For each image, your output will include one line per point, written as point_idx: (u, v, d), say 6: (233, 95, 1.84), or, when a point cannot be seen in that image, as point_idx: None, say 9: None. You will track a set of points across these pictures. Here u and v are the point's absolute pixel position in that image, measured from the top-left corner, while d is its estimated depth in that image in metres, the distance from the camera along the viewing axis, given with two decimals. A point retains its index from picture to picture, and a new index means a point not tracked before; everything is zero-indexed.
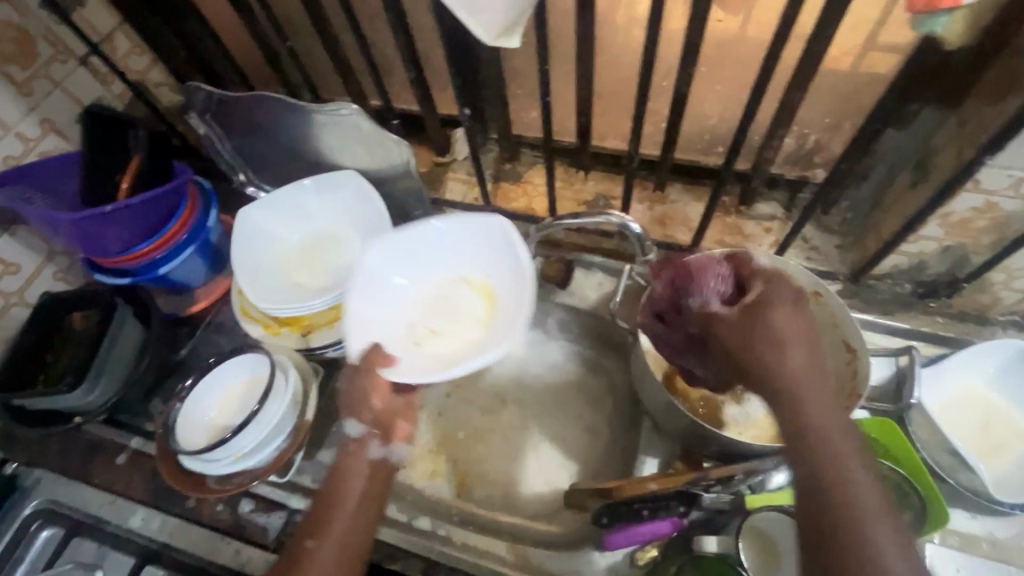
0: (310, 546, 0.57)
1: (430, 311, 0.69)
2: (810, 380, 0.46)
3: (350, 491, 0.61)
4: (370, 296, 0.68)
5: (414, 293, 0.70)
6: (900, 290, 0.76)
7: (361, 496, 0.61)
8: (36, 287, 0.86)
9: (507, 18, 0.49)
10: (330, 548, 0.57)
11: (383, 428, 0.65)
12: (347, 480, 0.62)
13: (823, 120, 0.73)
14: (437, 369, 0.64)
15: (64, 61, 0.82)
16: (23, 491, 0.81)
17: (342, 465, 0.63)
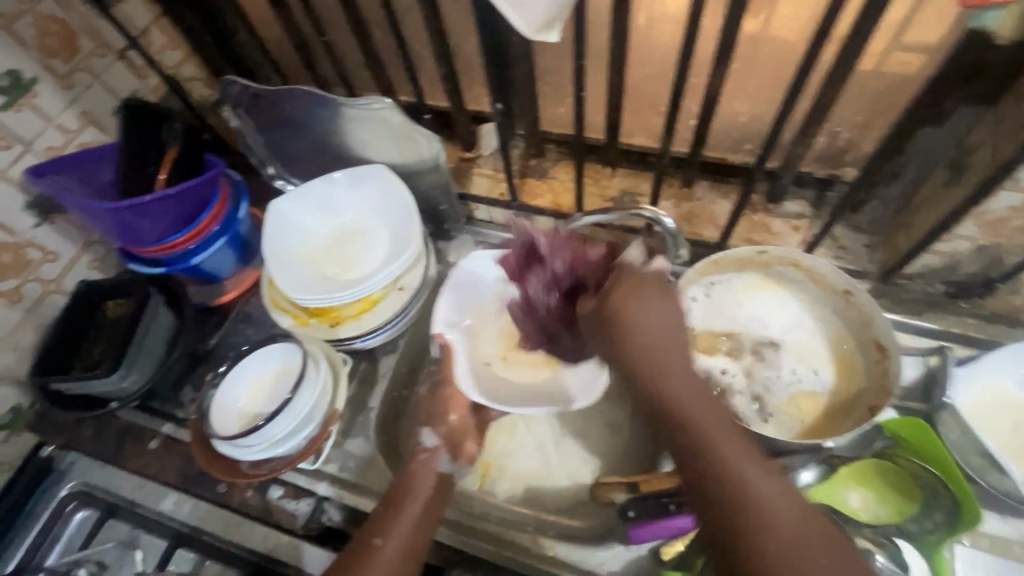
0: (379, 543, 0.62)
1: (506, 341, 0.83)
2: (671, 362, 0.59)
3: (413, 497, 0.68)
4: (459, 318, 0.81)
5: (495, 320, 0.84)
6: (930, 290, 0.75)
7: (426, 501, 0.68)
8: (72, 275, 0.88)
9: (548, 12, 0.49)
10: (396, 543, 0.63)
11: (452, 445, 0.75)
12: (415, 481, 0.70)
13: (855, 118, 0.73)
14: (500, 396, 0.77)
15: (102, 55, 0.84)
16: (59, 473, 0.84)
17: (412, 470, 0.71)
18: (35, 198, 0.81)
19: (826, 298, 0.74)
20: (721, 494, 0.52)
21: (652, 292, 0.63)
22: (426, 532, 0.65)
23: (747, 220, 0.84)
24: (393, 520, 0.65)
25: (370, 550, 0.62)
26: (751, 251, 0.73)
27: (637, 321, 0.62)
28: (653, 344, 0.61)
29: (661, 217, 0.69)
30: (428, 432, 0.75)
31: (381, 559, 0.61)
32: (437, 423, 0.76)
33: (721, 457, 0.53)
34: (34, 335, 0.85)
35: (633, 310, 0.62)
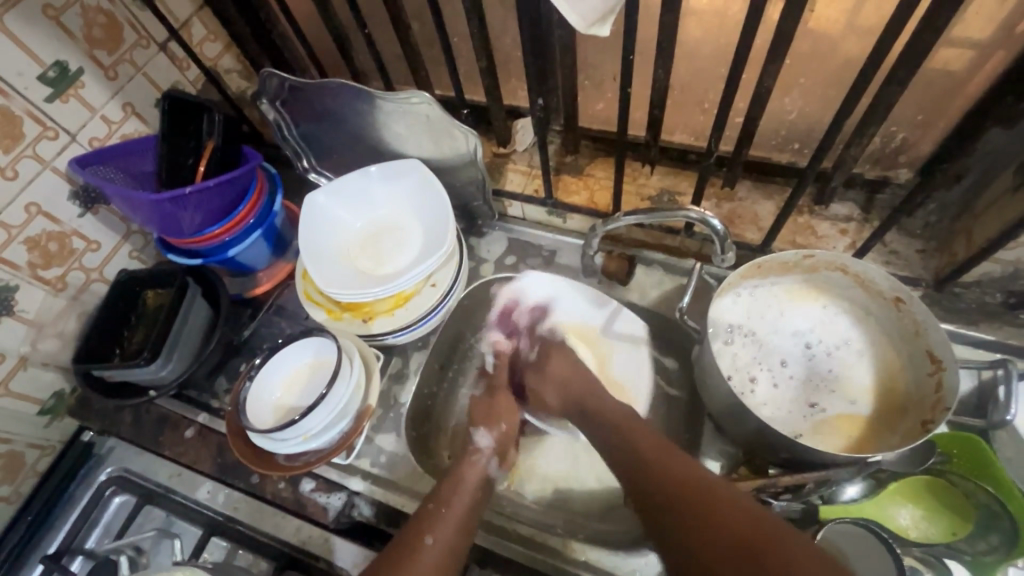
0: (428, 543, 0.60)
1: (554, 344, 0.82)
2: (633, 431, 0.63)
3: (458, 496, 0.66)
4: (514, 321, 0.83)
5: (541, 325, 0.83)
6: (989, 299, 0.71)
7: (470, 502, 0.66)
8: (113, 264, 0.89)
9: (603, 4, 0.48)
10: (444, 545, 0.61)
11: (501, 450, 0.74)
12: (462, 488, 0.67)
13: (914, 118, 0.70)
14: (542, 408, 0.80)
15: (146, 46, 0.84)
16: (98, 458, 0.86)
17: (459, 471, 0.69)
18: (79, 188, 0.82)
19: (875, 306, 0.71)
20: (665, 510, 0.55)
21: (562, 353, 0.78)
22: (468, 534, 0.63)
23: (791, 222, 0.81)
24: (440, 520, 0.63)
25: (417, 548, 0.60)
26: (796, 255, 0.70)
27: (563, 373, 0.75)
28: (583, 387, 0.72)
29: (708, 217, 0.66)
30: (482, 432, 0.74)
31: (429, 559, 0.59)
32: (493, 425, 0.74)
33: (660, 473, 0.58)
34: (76, 322, 0.86)
35: (551, 366, 0.76)
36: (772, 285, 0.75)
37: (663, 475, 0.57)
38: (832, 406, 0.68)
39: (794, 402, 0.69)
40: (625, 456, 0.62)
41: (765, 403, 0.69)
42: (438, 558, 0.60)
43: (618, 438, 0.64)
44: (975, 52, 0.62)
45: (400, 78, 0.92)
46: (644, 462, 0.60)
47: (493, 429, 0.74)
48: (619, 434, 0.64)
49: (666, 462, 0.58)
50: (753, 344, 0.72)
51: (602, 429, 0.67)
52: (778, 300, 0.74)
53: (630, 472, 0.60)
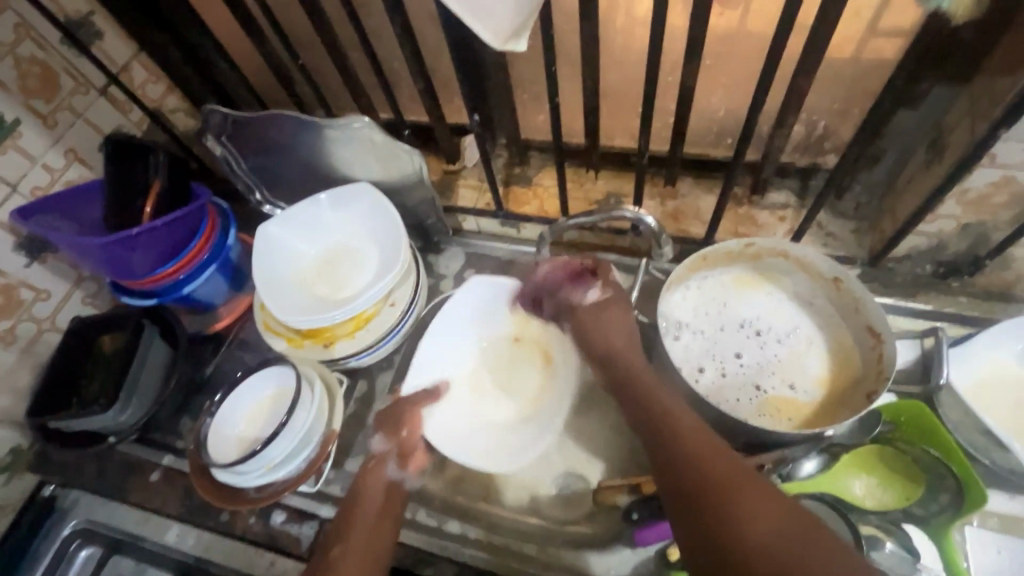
0: (336, 554, 0.63)
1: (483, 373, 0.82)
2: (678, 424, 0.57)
3: (368, 502, 0.69)
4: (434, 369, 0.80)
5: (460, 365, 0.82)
6: (920, 271, 0.75)
7: (377, 510, 0.68)
8: (66, 312, 0.88)
9: (515, 21, 0.49)
10: (354, 552, 0.63)
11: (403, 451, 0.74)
12: (368, 492, 0.69)
13: (832, 106, 0.74)
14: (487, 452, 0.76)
15: (84, 92, 0.84)
16: (61, 512, 0.84)
17: (361, 483, 0.71)
18: (24, 238, 0.81)
19: (819, 287, 0.74)
20: (688, 500, 0.51)
21: (619, 312, 0.71)
22: (384, 533, 0.66)
23: (732, 214, 0.84)
24: (352, 528, 0.66)
25: (328, 561, 0.63)
26: (738, 244, 0.73)
27: (614, 329, 0.70)
28: (645, 389, 0.64)
29: (643, 216, 0.69)
30: (379, 438, 0.74)
31: (338, 567, 0.62)
32: (392, 431, 0.74)
33: (688, 460, 0.53)
34: (31, 374, 0.85)
35: (609, 316, 0.71)
36: (718, 275, 0.77)
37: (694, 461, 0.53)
38: (774, 387, 0.71)
39: (747, 383, 0.71)
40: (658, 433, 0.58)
41: (716, 388, 0.71)
42: (357, 560, 0.63)
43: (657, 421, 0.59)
44: (891, 38, 0.65)
45: (345, 105, 0.94)
46: (676, 443, 0.55)
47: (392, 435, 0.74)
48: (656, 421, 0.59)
49: (697, 448, 0.54)
50: (703, 341, 0.74)
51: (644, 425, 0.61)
52: (724, 290, 0.76)
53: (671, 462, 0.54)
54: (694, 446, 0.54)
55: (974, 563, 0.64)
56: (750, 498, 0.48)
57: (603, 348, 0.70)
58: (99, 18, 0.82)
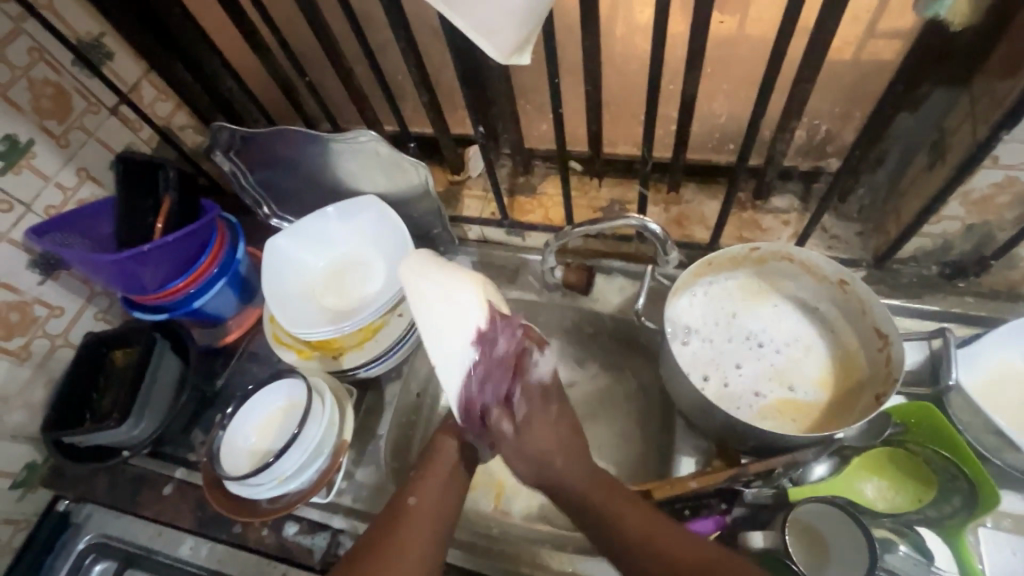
0: (413, 502, 0.65)
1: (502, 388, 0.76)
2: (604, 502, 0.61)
3: (440, 460, 0.69)
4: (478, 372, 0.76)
5: None
6: (926, 272, 0.75)
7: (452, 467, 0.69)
8: (78, 328, 0.89)
9: (518, 35, 0.50)
10: (428, 502, 0.65)
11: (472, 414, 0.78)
12: (440, 450, 0.70)
13: (833, 110, 0.74)
14: None
15: (95, 112, 0.86)
16: (76, 526, 0.85)
17: (435, 445, 0.70)
18: (38, 256, 0.82)
19: (824, 290, 0.74)
20: None
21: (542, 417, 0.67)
22: (454, 491, 0.67)
23: (736, 218, 0.85)
24: (424, 480, 0.67)
25: (405, 509, 0.64)
26: (742, 248, 0.73)
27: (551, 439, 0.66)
28: (566, 471, 0.64)
29: (647, 223, 0.69)
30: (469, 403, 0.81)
31: (415, 516, 0.64)
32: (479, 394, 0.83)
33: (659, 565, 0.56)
34: (45, 390, 0.86)
35: (540, 429, 0.66)
36: (723, 280, 0.77)
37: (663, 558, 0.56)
38: (772, 392, 0.71)
39: (751, 387, 0.72)
40: (611, 544, 0.59)
41: (720, 393, 0.72)
42: (427, 513, 0.65)
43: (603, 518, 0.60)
44: (894, 40, 0.65)
45: (350, 118, 0.95)
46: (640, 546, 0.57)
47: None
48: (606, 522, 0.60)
49: (662, 552, 0.56)
50: (707, 346, 0.74)
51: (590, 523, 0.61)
52: (730, 300, 0.76)
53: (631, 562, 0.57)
54: (660, 541, 0.57)
55: (989, 565, 0.63)
56: None
57: (541, 466, 0.65)
58: (109, 39, 0.84)
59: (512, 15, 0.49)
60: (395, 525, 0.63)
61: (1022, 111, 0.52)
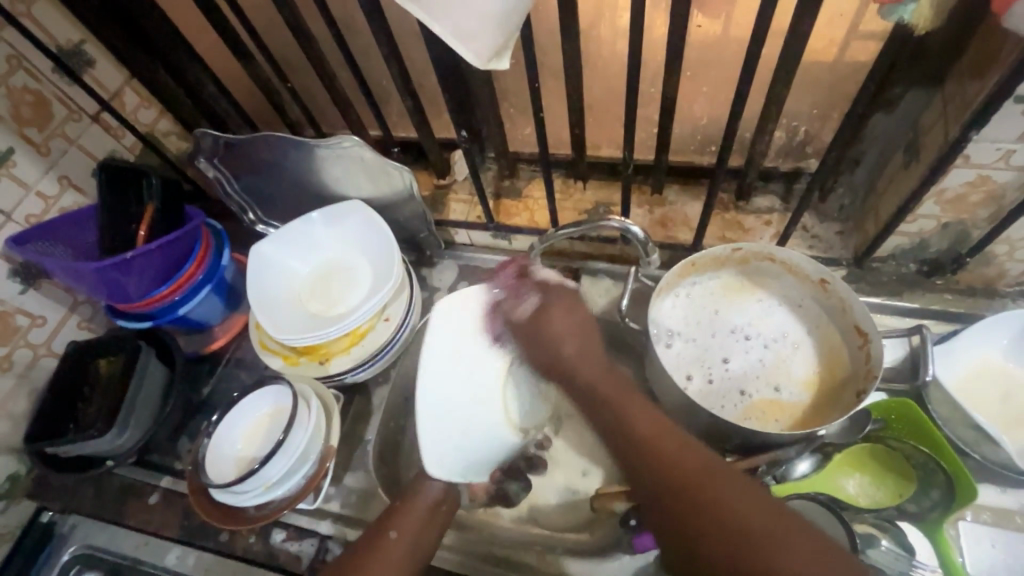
0: (392, 537, 0.64)
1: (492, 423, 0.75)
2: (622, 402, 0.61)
3: (420, 499, 0.68)
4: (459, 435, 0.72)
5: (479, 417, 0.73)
6: (905, 270, 0.76)
7: (432, 504, 0.68)
8: (62, 337, 0.88)
9: (496, 42, 0.51)
10: (407, 538, 0.65)
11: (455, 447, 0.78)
12: (424, 485, 0.68)
13: (811, 111, 0.76)
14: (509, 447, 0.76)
15: (77, 120, 0.85)
16: (61, 537, 0.84)
17: (416, 488, 0.68)
18: (18, 265, 0.82)
19: (807, 288, 0.75)
20: (660, 502, 0.54)
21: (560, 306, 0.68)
22: (434, 525, 0.67)
23: (719, 219, 0.86)
24: (404, 513, 0.66)
25: (382, 542, 0.64)
26: (725, 249, 0.74)
27: (561, 327, 0.67)
28: (593, 368, 0.65)
29: (629, 225, 0.69)
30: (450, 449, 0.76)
31: (391, 551, 0.64)
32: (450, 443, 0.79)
33: (664, 475, 0.54)
34: (28, 400, 0.85)
35: (555, 318, 0.67)
36: (707, 280, 0.78)
37: (669, 470, 0.54)
38: (760, 390, 0.72)
39: (738, 384, 0.72)
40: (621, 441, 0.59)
41: (705, 392, 0.72)
42: (402, 552, 0.64)
43: (613, 417, 0.61)
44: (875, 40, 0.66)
45: (334, 123, 0.95)
46: (649, 455, 0.56)
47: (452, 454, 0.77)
48: (613, 417, 0.60)
49: (663, 454, 0.55)
50: (694, 345, 0.75)
51: (598, 411, 0.63)
52: (713, 299, 0.77)
53: (634, 457, 0.57)
54: (660, 455, 0.55)
55: (969, 557, 0.64)
56: (719, 504, 0.51)
57: (551, 353, 0.67)
58: (90, 46, 0.83)
59: (489, 20, 0.49)
60: (368, 560, 0.63)
61: (991, 112, 0.53)
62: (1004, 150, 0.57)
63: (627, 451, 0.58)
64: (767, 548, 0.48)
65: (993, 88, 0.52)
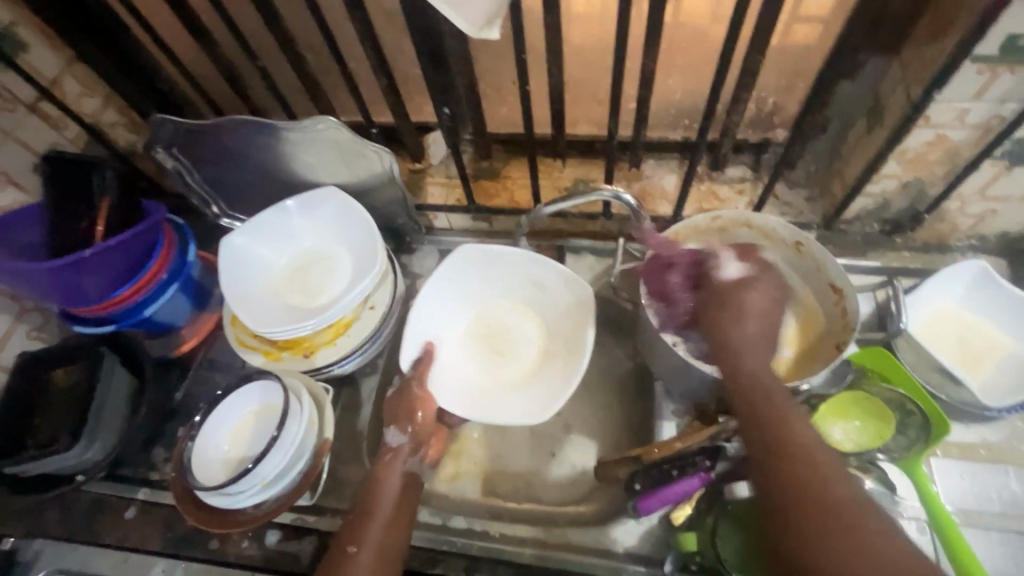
0: (354, 551, 0.62)
1: (295, 273, 0.84)
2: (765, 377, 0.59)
3: (376, 512, 0.65)
4: (269, 276, 0.83)
5: (281, 265, 0.84)
6: (869, 230, 0.82)
7: (396, 503, 0.67)
8: (10, 348, 0.82)
9: (487, 9, 0.50)
10: (370, 553, 0.62)
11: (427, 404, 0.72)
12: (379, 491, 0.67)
13: (778, 82, 0.79)
14: (309, 300, 0.82)
15: (12, 110, 0.78)
16: (25, 565, 0.77)
17: (377, 478, 0.68)
18: None
19: (780, 251, 0.78)
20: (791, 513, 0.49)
21: (740, 296, 0.65)
22: (398, 536, 0.64)
23: (695, 191, 0.89)
24: (365, 528, 0.64)
25: (344, 559, 0.61)
26: (706, 217, 0.77)
27: (762, 306, 0.64)
28: (756, 336, 0.62)
29: (620, 193, 0.70)
30: (394, 431, 0.71)
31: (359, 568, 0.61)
32: (405, 423, 0.71)
33: (780, 436, 0.54)
34: None
35: (748, 298, 0.65)
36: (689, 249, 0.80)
37: (783, 438, 0.54)
38: None
39: None
40: (773, 444, 0.54)
41: None
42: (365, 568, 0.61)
43: (766, 432, 0.55)
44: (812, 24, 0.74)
45: (302, 109, 0.91)
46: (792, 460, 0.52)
47: (406, 426, 0.71)
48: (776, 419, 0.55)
49: (815, 471, 0.51)
50: None
51: (744, 410, 0.58)
52: None
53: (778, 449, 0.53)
54: (785, 422, 0.55)
55: (942, 489, 0.70)
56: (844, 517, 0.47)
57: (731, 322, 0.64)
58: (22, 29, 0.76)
59: None
60: None
61: (949, 74, 0.57)
62: (959, 110, 0.61)
63: (764, 445, 0.54)
64: (855, 521, 0.47)
65: (952, 50, 0.56)
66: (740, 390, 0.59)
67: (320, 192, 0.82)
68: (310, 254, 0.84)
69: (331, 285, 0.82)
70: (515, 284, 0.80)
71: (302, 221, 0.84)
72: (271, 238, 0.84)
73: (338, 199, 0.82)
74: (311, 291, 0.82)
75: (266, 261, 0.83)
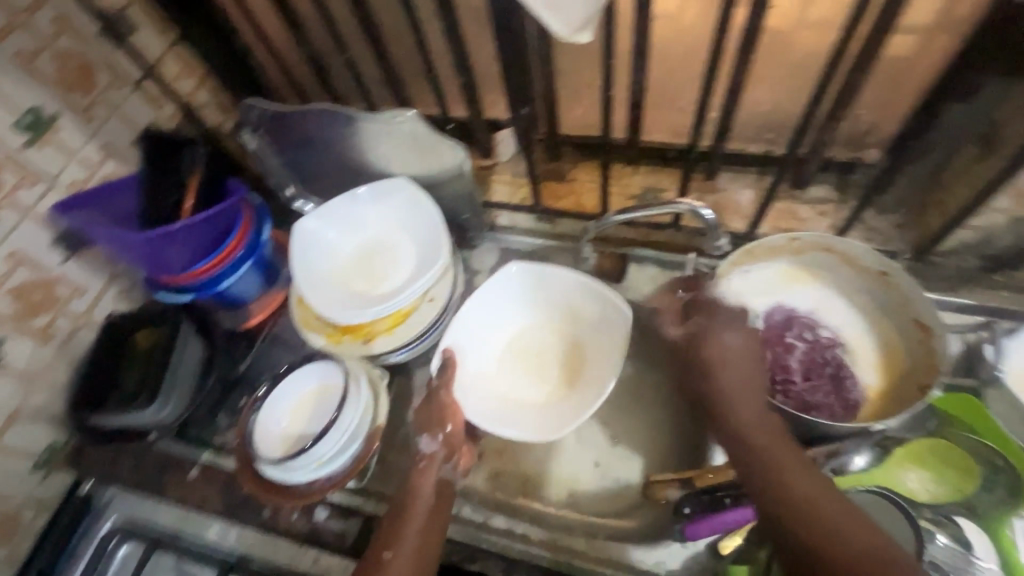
0: (388, 557, 0.62)
1: (358, 261, 0.86)
2: (742, 400, 0.62)
3: (413, 517, 0.66)
4: (335, 262, 0.86)
5: (343, 252, 0.86)
6: (965, 265, 0.76)
7: (429, 510, 0.67)
8: (101, 309, 0.88)
9: (584, 12, 0.49)
10: (404, 557, 0.62)
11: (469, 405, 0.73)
12: (416, 493, 0.67)
13: (877, 99, 0.74)
14: (373, 288, 0.84)
15: (120, 87, 0.84)
16: (99, 509, 0.83)
17: (413, 482, 0.69)
18: (63, 232, 0.81)
19: (862, 281, 0.74)
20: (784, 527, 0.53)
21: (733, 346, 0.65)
22: (432, 542, 0.65)
23: (773, 208, 0.85)
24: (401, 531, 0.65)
25: (379, 564, 0.62)
26: (783, 238, 0.73)
27: (741, 349, 0.65)
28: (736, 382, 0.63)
29: (699, 208, 0.68)
30: (425, 438, 0.71)
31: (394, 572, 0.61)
32: (436, 430, 0.71)
33: (763, 456, 0.57)
34: (66, 371, 0.85)
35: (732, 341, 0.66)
36: (764, 268, 0.76)
37: (763, 459, 0.57)
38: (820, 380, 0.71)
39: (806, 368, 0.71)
40: (755, 465, 0.57)
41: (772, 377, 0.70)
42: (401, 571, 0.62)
43: (759, 460, 0.57)
44: None
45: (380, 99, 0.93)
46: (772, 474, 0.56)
47: (437, 434, 0.71)
48: (752, 441, 0.59)
49: (790, 479, 0.55)
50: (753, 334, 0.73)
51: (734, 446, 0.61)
52: (771, 285, 0.76)
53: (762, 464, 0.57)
54: (764, 445, 0.58)
55: None
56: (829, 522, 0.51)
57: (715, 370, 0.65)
58: (135, 11, 0.82)
59: None
60: None
61: None
62: None
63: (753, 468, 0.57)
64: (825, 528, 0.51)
65: None
66: (723, 422, 0.62)
67: (393, 183, 0.84)
68: (374, 244, 0.86)
69: (394, 276, 0.84)
70: (554, 305, 0.80)
71: (365, 215, 0.87)
72: (334, 228, 0.86)
73: (410, 192, 0.84)
74: (375, 279, 0.84)
75: (332, 247, 0.86)
